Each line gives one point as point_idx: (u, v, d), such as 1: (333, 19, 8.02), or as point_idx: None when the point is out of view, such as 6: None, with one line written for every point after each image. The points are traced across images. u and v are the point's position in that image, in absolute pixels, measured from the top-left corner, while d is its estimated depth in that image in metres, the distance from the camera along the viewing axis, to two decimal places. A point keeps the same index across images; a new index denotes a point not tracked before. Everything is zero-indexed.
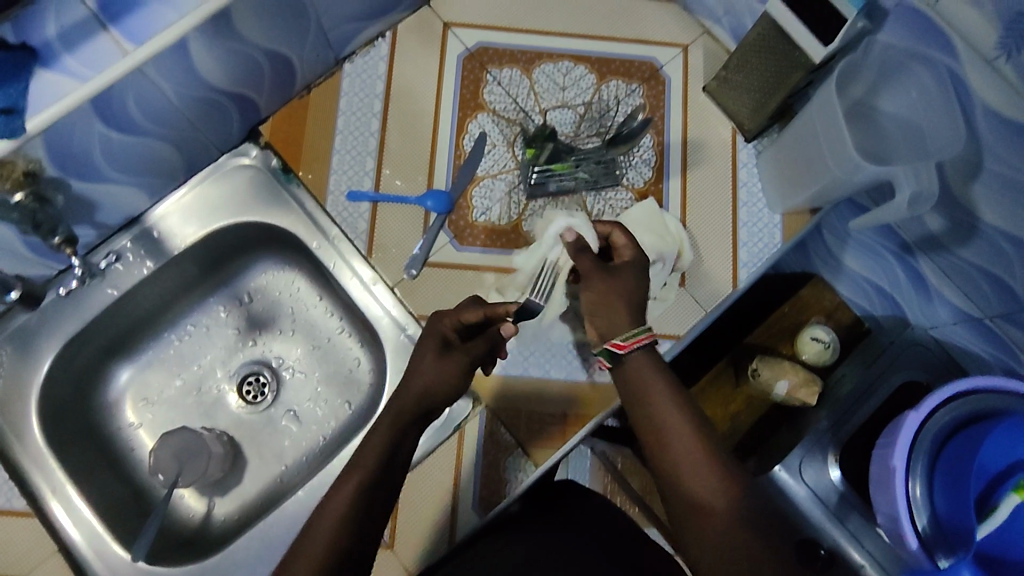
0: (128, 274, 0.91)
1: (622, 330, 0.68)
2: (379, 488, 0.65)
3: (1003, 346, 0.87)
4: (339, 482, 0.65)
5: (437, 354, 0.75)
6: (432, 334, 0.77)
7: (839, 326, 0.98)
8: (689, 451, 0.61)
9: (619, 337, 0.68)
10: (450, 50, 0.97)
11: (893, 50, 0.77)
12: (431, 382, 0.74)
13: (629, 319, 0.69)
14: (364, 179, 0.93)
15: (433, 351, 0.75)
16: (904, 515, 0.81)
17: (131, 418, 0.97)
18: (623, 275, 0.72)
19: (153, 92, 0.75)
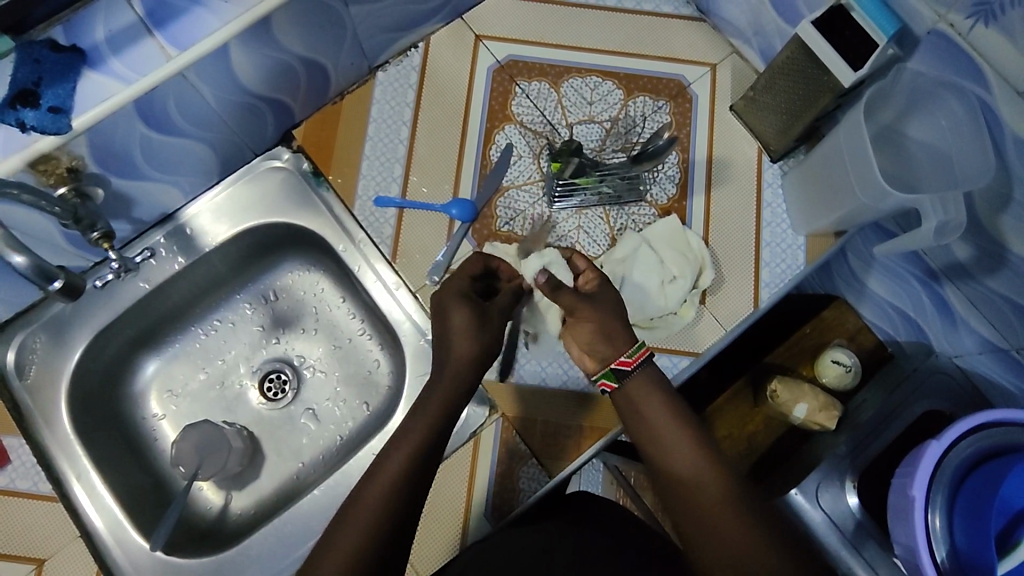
0: (161, 269, 0.93)
1: (625, 347, 0.71)
2: (418, 482, 0.64)
3: None
4: (377, 470, 0.64)
5: (467, 303, 0.77)
6: (453, 291, 0.79)
7: (862, 348, 1.02)
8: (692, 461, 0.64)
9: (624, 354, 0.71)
10: (481, 61, 0.99)
11: (924, 76, 0.77)
12: (464, 348, 0.74)
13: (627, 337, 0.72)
14: (391, 186, 0.95)
15: (461, 303, 0.77)
16: (923, 546, 0.80)
17: (155, 410, 0.99)
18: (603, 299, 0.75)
19: (194, 96, 0.78)
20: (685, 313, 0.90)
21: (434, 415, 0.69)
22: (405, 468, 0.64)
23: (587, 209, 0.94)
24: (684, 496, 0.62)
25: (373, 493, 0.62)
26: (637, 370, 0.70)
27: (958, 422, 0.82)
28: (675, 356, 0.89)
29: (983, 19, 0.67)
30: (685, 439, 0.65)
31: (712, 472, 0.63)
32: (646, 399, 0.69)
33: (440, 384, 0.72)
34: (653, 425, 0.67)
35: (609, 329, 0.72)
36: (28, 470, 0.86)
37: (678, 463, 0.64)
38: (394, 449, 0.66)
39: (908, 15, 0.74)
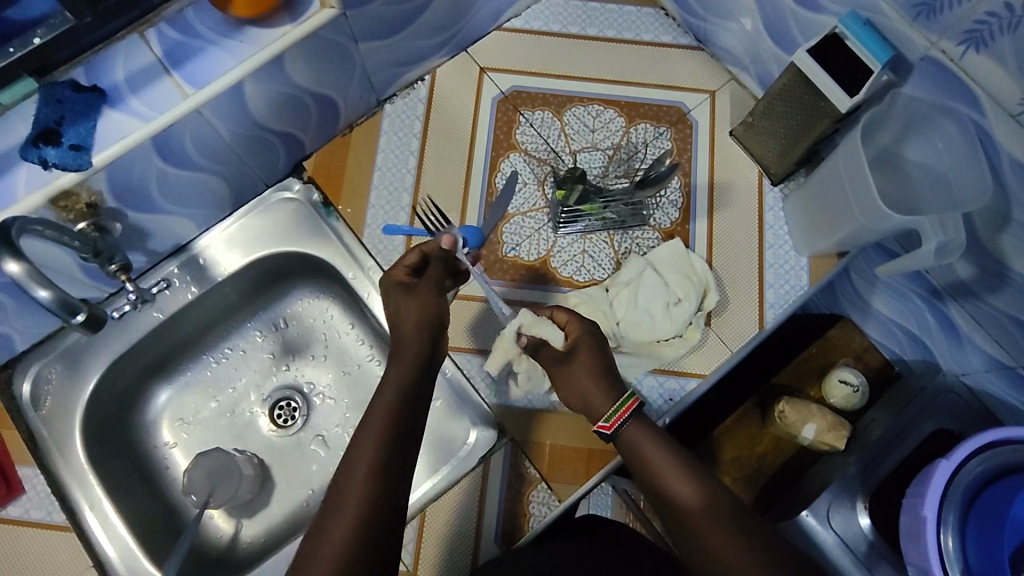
0: (175, 299, 0.95)
1: (606, 409, 0.70)
2: (397, 472, 0.61)
3: None
4: (348, 468, 0.60)
5: (408, 290, 0.74)
6: (393, 284, 0.75)
7: (868, 367, 1.03)
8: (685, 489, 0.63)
9: (604, 418, 0.69)
10: (486, 92, 1.01)
11: (919, 101, 0.79)
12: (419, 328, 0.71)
13: (608, 396, 0.70)
14: (399, 215, 0.97)
15: (400, 291, 0.74)
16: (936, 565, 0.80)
17: (166, 438, 1.00)
18: (579, 359, 0.73)
19: (209, 132, 0.80)
20: (690, 336, 0.90)
21: (400, 397, 0.65)
22: (375, 462, 0.60)
23: (591, 234, 0.95)
24: (686, 532, 0.61)
25: (350, 493, 0.58)
26: (628, 417, 0.68)
27: (966, 440, 0.82)
28: (681, 379, 0.90)
29: (975, 46, 0.69)
30: (683, 473, 0.64)
31: (712, 503, 0.61)
32: (642, 437, 0.67)
33: (400, 365, 0.68)
34: (648, 461, 0.65)
35: (588, 394, 0.72)
36: (41, 499, 0.88)
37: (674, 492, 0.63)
38: (360, 441, 0.62)
39: (899, 42, 0.76)
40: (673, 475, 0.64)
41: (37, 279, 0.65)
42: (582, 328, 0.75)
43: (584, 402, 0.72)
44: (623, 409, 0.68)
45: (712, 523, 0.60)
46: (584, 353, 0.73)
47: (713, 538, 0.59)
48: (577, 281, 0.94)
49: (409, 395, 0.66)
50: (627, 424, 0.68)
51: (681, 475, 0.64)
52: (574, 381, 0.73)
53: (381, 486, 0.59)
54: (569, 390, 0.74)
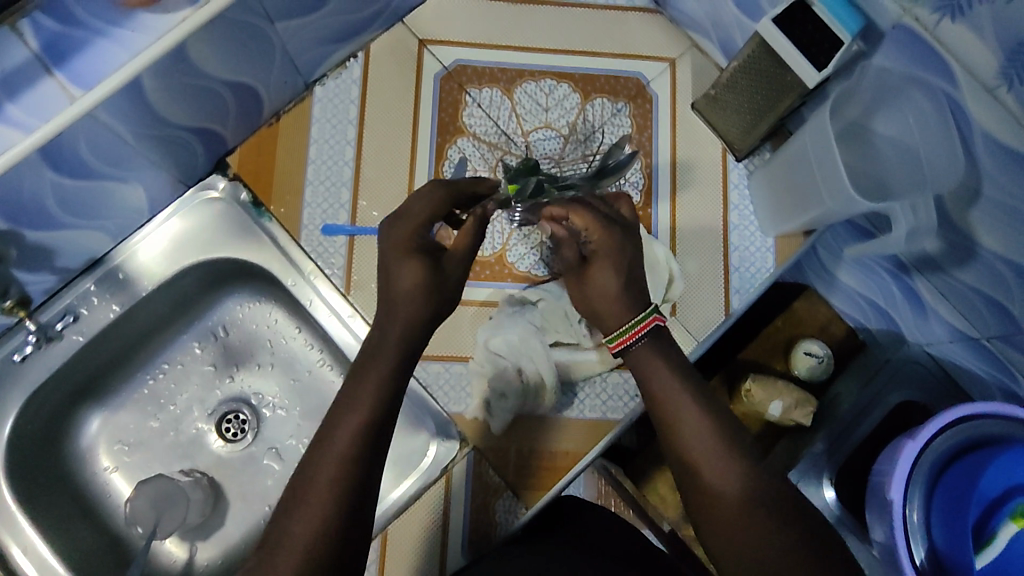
0: (93, 318, 0.86)
1: (621, 322, 0.63)
2: (353, 522, 0.52)
3: (1000, 365, 0.86)
4: (294, 510, 0.52)
5: (419, 260, 0.64)
6: (413, 236, 0.66)
7: (833, 337, 0.99)
8: (704, 445, 0.56)
9: (615, 335, 0.64)
10: (427, 69, 0.92)
11: (890, 72, 0.74)
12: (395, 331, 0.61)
13: (624, 310, 0.64)
14: (340, 213, 0.89)
15: (412, 260, 0.64)
16: (901, 541, 0.79)
17: (105, 462, 0.93)
18: (600, 272, 0.66)
19: (108, 136, 0.70)
20: None
21: (365, 424, 0.55)
22: (325, 507, 0.52)
23: None
24: (696, 485, 0.55)
25: (308, 498, 0.52)
26: (638, 340, 0.62)
27: (938, 416, 0.81)
28: None
29: (951, 14, 0.64)
30: (698, 416, 0.57)
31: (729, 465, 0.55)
32: (654, 365, 0.61)
33: (366, 384, 0.58)
34: (661, 400, 0.59)
35: (603, 307, 0.65)
36: None
37: (690, 446, 0.56)
38: (309, 478, 0.53)
39: (872, 10, 0.70)
40: (683, 403, 0.58)
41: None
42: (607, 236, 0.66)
43: (598, 317, 0.67)
44: (630, 331, 0.62)
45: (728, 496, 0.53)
46: (606, 257, 0.66)
47: (712, 481, 0.55)
48: (536, 276, 0.88)
49: (375, 427, 0.55)
50: (638, 349, 0.62)
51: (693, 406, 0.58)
52: (591, 295, 0.67)
53: (330, 538, 0.51)
54: (586, 305, 0.68)
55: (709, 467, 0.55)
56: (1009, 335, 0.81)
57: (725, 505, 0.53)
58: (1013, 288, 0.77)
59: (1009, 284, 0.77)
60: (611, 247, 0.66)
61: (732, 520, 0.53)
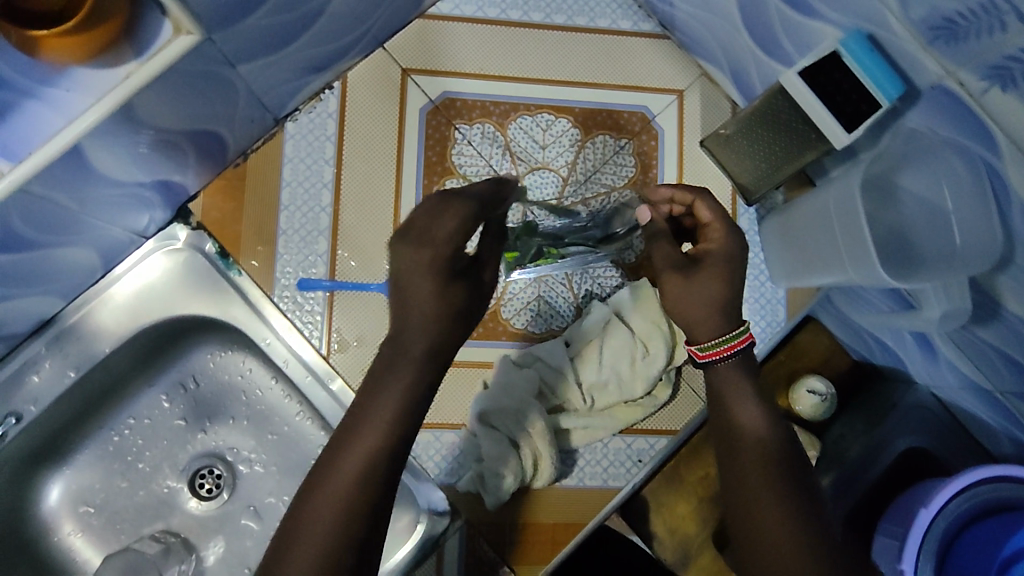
0: (44, 386, 0.77)
1: (718, 332, 0.61)
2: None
3: (1012, 418, 0.76)
4: (287, 559, 0.46)
5: (440, 287, 0.52)
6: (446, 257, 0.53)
7: (836, 372, 0.98)
8: (752, 428, 0.59)
9: (705, 344, 0.61)
10: (411, 101, 0.83)
11: (921, 135, 0.67)
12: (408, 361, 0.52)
13: (720, 321, 0.62)
14: (317, 264, 0.81)
15: (433, 288, 0.52)
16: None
17: (69, 527, 0.87)
18: (704, 278, 0.63)
19: (46, 204, 0.61)
20: (660, 394, 0.81)
21: (367, 467, 0.49)
22: (319, 565, 0.46)
23: (547, 277, 0.83)
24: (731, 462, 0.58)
25: (302, 547, 0.46)
26: (729, 357, 0.61)
27: (950, 477, 0.76)
28: (651, 437, 0.82)
29: (1001, 84, 0.56)
30: (749, 405, 0.60)
31: (770, 449, 0.57)
32: (734, 382, 0.61)
33: (374, 419, 0.50)
34: (725, 394, 0.61)
35: (697, 314, 0.62)
36: None
37: (740, 429, 0.59)
38: (304, 525, 0.47)
39: (910, 67, 0.63)
40: (748, 417, 0.59)
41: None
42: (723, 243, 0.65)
43: (684, 320, 0.64)
44: (727, 346, 0.61)
45: (764, 470, 0.56)
46: (717, 265, 0.64)
47: (748, 461, 0.57)
48: (532, 333, 0.82)
49: (379, 474, 0.49)
50: (720, 365, 0.61)
51: (758, 419, 0.59)
52: (687, 295, 0.63)
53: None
54: (673, 302, 0.65)
55: (750, 445, 0.58)
56: None
57: (755, 484, 0.55)
58: None
59: None
60: (727, 255, 0.65)
61: (759, 501, 0.54)
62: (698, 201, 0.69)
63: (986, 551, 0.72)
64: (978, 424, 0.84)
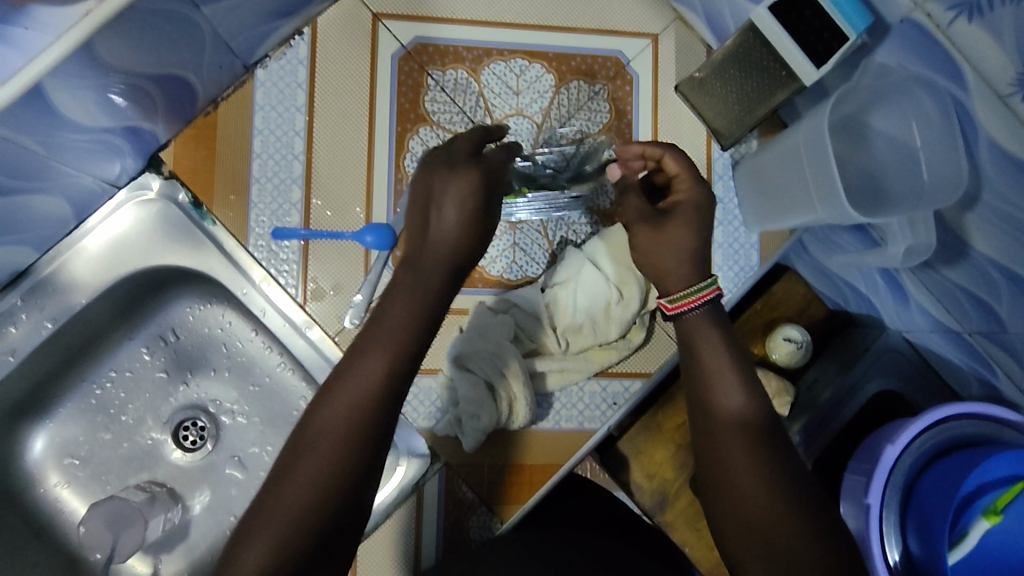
0: (24, 337, 0.77)
1: (684, 284, 0.63)
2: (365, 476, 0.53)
3: (980, 359, 0.78)
4: (308, 449, 0.52)
5: (472, 205, 0.63)
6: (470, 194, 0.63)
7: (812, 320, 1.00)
8: (728, 391, 0.59)
9: (672, 295, 0.63)
10: (382, 47, 0.82)
11: (890, 72, 0.67)
12: (434, 270, 0.61)
13: (690, 273, 0.64)
14: (291, 213, 0.81)
15: (466, 205, 0.63)
16: (875, 536, 0.76)
17: (54, 479, 0.88)
18: (673, 231, 0.65)
19: (10, 147, 0.60)
20: (634, 336, 0.82)
21: (386, 371, 0.56)
22: (340, 449, 0.52)
23: (522, 223, 0.83)
24: (706, 426, 0.58)
25: (325, 438, 0.52)
26: (695, 309, 0.62)
27: (919, 414, 0.78)
28: (625, 380, 0.83)
29: (967, 13, 0.56)
30: (727, 368, 0.60)
31: (746, 412, 0.58)
32: (706, 335, 0.61)
33: (392, 326, 0.58)
34: (700, 354, 0.61)
35: (666, 266, 0.65)
36: None
37: (714, 391, 0.59)
38: (328, 415, 0.54)
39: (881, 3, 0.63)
40: (729, 392, 0.59)
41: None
42: (692, 193, 0.67)
43: (654, 274, 0.66)
44: (695, 296, 0.62)
45: (740, 435, 0.56)
46: (686, 216, 0.66)
47: (723, 425, 0.57)
48: (510, 280, 0.83)
49: (396, 375, 0.56)
50: (690, 316, 0.62)
51: (736, 392, 0.59)
52: (657, 246, 0.65)
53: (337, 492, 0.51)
54: (644, 256, 0.66)
55: (726, 411, 0.58)
56: (992, 333, 0.73)
57: (728, 444, 0.56)
58: (1002, 291, 0.67)
59: (998, 287, 0.68)
60: (696, 206, 0.67)
61: (732, 460, 0.55)
62: (667, 154, 0.69)
63: (950, 477, 0.73)
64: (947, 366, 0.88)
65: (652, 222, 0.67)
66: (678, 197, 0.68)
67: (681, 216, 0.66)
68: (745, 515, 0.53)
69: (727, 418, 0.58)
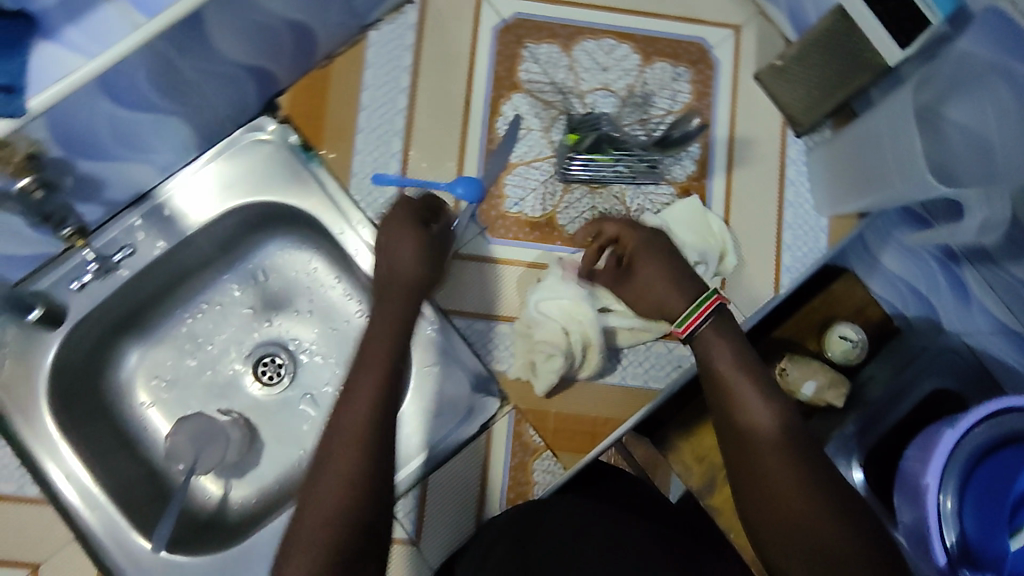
0: (142, 254, 0.86)
1: (681, 307, 0.68)
2: (393, 473, 0.57)
3: None
4: (336, 421, 0.57)
5: (412, 236, 0.72)
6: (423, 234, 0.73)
7: (869, 322, 0.92)
8: (757, 410, 0.59)
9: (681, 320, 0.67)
10: (485, 20, 0.89)
11: (974, 58, 0.70)
12: (400, 279, 0.70)
13: (680, 295, 0.68)
14: (390, 162, 0.87)
15: (407, 237, 0.72)
16: (932, 520, 0.77)
17: (142, 397, 0.94)
18: (644, 266, 0.72)
19: (165, 68, 0.68)
20: None
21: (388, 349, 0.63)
22: (369, 414, 0.57)
23: (602, 187, 0.88)
24: (740, 446, 0.58)
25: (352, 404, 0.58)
26: (704, 322, 0.65)
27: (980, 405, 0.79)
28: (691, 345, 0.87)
29: None
30: (750, 387, 0.60)
31: (778, 430, 0.57)
32: (720, 352, 0.63)
33: (387, 318, 0.66)
34: (719, 373, 0.62)
35: (659, 302, 0.70)
36: (12, 472, 0.83)
37: (741, 409, 0.59)
38: (351, 391, 0.59)
39: None
40: (758, 414, 0.58)
41: (31, 189, 0.67)
42: (635, 237, 0.74)
43: (657, 311, 0.71)
44: (695, 313, 0.66)
45: (776, 453, 0.56)
46: (643, 258, 0.73)
47: (758, 443, 0.57)
48: None
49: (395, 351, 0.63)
50: (700, 331, 0.65)
51: (765, 412, 0.58)
52: (641, 294, 0.72)
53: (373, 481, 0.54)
54: (642, 303, 0.73)
55: (758, 428, 0.57)
56: None
57: (768, 465, 0.55)
58: None
59: None
60: (646, 245, 0.73)
61: (774, 482, 0.54)
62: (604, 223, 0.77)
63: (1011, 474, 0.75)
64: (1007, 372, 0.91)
65: (620, 281, 0.75)
66: (629, 244, 0.75)
67: (641, 260, 0.73)
68: (800, 536, 0.52)
69: (762, 438, 0.57)
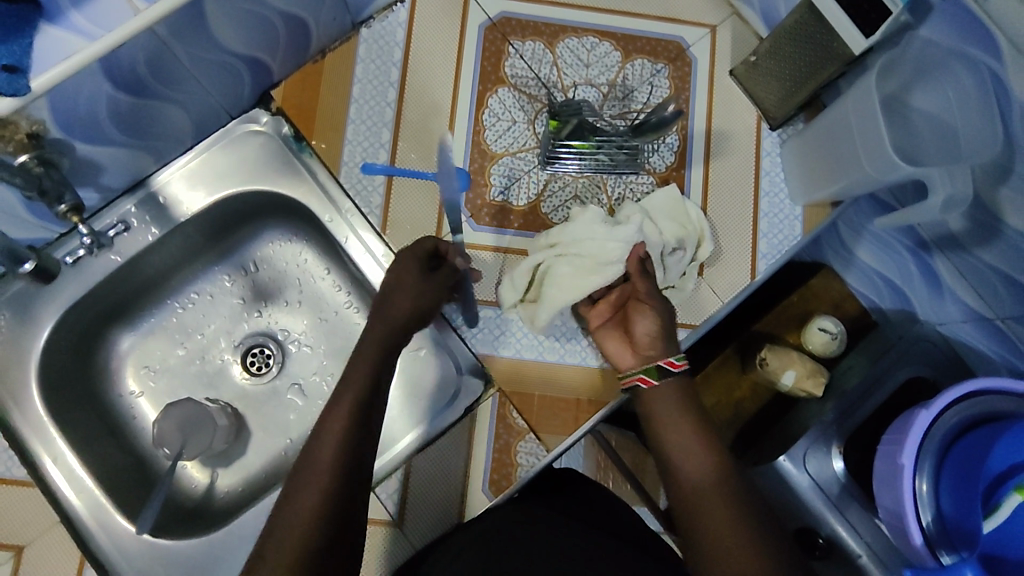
0: (133, 241, 0.88)
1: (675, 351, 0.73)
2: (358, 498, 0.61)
3: (1012, 347, 0.85)
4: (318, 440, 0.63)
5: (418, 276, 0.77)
6: (424, 284, 0.77)
7: (846, 316, 0.99)
8: (705, 464, 0.65)
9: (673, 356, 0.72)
10: (472, 18, 0.93)
11: (935, 46, 0.76)
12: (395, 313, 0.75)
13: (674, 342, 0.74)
14: (379, 152, 0.89)
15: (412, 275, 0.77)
16: (908, 505, 0.79)
17: (131, 386, 0.95)
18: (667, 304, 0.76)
19: (165, 54, 0.71)
20: (683, 286, 0.88)
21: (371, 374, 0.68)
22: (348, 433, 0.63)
23: (584, 176, 0.90)
24: (689, 496, 0.63)
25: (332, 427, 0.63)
26: (666, 375, 0.71)
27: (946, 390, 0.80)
28: None
29: None
30: (698, 442, 0.67)
31: (722, 482, 0.63)
32: (669, 404, 0.69)
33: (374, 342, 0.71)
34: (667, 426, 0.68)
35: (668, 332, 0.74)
36: None
37: (691, 463, 0.65)
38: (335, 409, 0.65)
39: None
40: (706, 470, 0.64)
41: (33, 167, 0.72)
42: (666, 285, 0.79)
43: (654, 347, 0.74)
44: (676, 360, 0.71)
45: (723, 503, 0.62)
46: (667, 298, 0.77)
47: (706, 494, 0.63)
48: None
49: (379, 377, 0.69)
50: (658, 383, 0.71)
51: (711, 467, 0.65)
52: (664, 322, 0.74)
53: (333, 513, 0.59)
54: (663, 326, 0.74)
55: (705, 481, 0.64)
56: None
57: (718, 515, 0.61)
58: None
59: None
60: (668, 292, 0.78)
61: (722, 529, 0.60)
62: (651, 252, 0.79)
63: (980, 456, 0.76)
64: (977, 356, 0.92)
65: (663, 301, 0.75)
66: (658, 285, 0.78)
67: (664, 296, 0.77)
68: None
69: (709, 489, 0.63)
